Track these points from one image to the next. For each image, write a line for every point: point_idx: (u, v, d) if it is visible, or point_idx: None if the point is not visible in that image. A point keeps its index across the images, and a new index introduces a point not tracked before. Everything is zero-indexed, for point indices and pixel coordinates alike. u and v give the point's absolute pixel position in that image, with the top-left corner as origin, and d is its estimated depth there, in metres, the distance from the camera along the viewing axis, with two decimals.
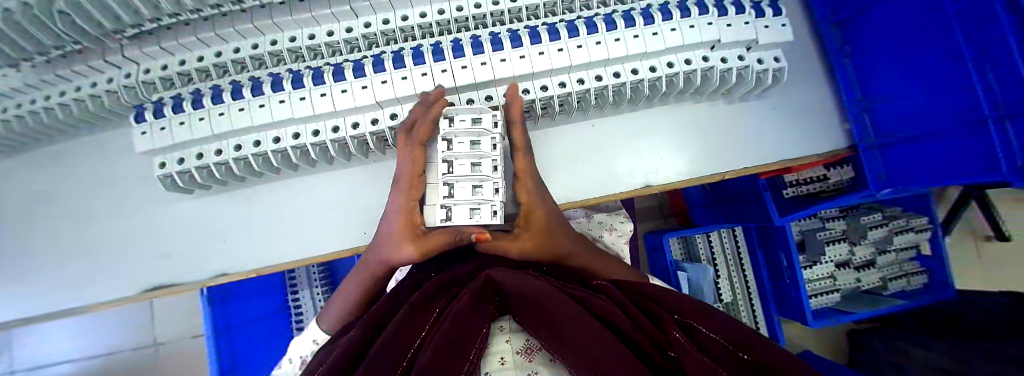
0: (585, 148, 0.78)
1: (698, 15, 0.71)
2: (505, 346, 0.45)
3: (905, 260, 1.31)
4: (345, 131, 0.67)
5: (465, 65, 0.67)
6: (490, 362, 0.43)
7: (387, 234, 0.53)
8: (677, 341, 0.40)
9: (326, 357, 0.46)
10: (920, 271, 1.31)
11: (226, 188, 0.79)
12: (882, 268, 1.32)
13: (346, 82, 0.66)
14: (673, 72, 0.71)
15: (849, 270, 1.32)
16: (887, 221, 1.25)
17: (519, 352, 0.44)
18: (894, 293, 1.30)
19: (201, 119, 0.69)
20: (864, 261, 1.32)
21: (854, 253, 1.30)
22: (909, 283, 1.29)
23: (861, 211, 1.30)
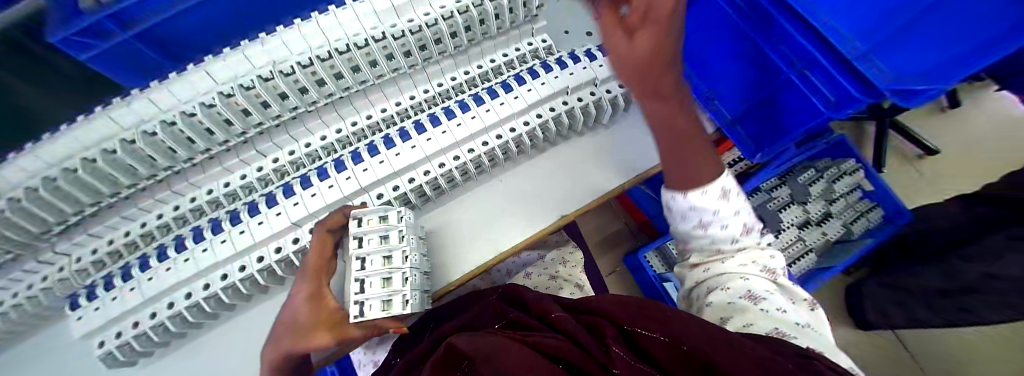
0: (497, 201, 0.87)
1: (546, 73, 0.87)
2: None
3: (856, 202, 1.44)
4: (269, 257, 0.72)
5: (365, 167, 0.77)
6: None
7: (293, 325, 0.58)
8: (621, 358, 0.45)
9: None
10: (873, 206, 1.42)
11: (171, 347, 0.80)
12: (840, 216, 1.42)
13: (262, 214, 0.74)
14: (543, 120, 0.82)
15: (813, 228, 1.41)
16: (821, 174, 1.45)
17: None
18: (861, 235, 1.38)
19: (133, 288, 0.73)
20: (821, 214, 1.43)
21: (808, 210, 1.42)
22: (867, 222, 1.40)
23: (796, 173, 1.49)
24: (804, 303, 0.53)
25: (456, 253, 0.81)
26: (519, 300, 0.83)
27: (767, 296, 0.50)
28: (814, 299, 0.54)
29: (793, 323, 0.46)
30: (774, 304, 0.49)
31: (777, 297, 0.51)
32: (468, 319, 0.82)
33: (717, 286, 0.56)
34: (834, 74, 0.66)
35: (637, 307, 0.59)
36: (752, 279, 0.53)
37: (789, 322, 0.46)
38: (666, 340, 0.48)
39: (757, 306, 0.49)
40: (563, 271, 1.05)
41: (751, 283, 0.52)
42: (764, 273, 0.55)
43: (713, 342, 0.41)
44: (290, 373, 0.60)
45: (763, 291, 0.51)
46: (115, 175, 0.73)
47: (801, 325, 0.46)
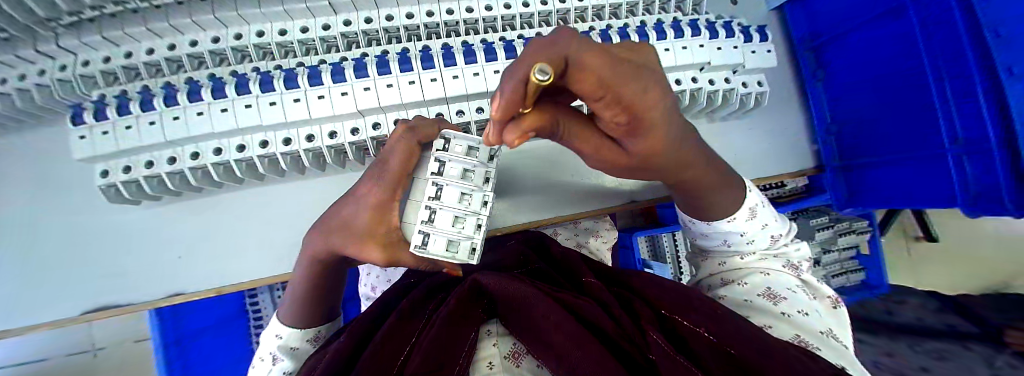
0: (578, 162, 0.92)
1: (691, 36, 0.71)
2: (492, 350, 0.47)
3: (846, 259, 1.39)
4: (322, 140, 0.65)
5: (456, 74, 0.64)
6: (478, 368, 0.45)
7: (347, 225, 0.51)
8: (660, 345, 0.41)
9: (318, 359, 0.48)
10: (858, 268, 1.39)
11: (182, 197, 0.72)
12: (825, 267, 1.37)
13: (324, 88, 0.62)
14: (680, 89, 0.71)
15: None
16: (833, 222, 1.35)
17: (507, 357, 0.46)
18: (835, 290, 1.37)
19: (153, 123, 0.63)
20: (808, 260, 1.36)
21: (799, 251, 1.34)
22: (846, 280, 1.37)
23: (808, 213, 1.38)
24: (827, 299, 0.52)
25: (534, 200, 0.90)
26: (545, 251, 0.76)
27: (788, 295, 0.49)
28: (839, 296, 0.52)
29: (816, 331, 0.44)
30: (795, 305, 0.47)
31: (799, 296, 0.50)
32: (486, 261, 0.73)
33: (734, 280, 0.55)
34: (996, 167, 0.58)
35: (678, 291, 0.54)
36: (773, 276, 0.53)
37: (812, 328, 0.44)
38: (710, 336, 0.44)
39: (776, 306, 0.48)
40: (591, 243, 0.97)
41: (770, 280, 0.52)
42: (783, 266, 0.55)
43: (763, 353, 0.38)
44: (327, 263, 0.56)
45: (783, 289, 0.50)
46: None
47: (823, 333, 0.44)
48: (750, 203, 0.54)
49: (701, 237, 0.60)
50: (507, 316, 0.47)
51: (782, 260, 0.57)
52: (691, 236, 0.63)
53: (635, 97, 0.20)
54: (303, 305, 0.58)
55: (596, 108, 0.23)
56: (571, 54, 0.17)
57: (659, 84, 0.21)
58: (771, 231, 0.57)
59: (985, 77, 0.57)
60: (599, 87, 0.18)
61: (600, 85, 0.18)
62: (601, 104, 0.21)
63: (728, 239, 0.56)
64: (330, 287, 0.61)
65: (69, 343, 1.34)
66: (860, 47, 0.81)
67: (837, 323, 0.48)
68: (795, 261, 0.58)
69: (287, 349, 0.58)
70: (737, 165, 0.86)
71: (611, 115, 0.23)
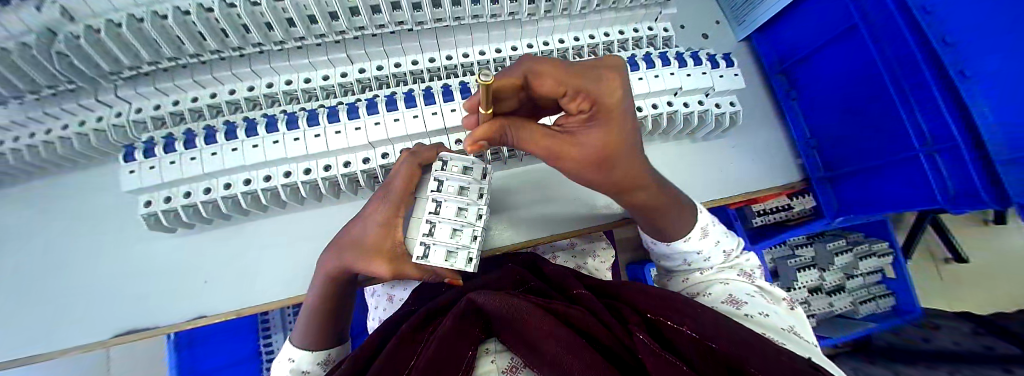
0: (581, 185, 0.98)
1: (662, 66, 0.80)
2: (489, 367, 0.51)
3: (872, 284, 1.46)
4: (337, 169, 0.73)
5: (454, 108, 0.73)
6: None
7: (358, 243, 0.57)
8: (646, 343, 0.43)
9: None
10: (887, 293, 1.45)
11: (210, 226, 0.81)
12: (852, 292, 1.45)
13: (340, 124, 0.71)
14: (657, 113, 0.79)
15: (822, 296, 1.45)
16: (851, 246, 1.41)
17: (504, 372, 0.50)
18: (866, 316, 1.42)
19: (193, 158, 0.73)
20: (834, 285, 1.45)
21: (824, 278, 1.43)
22: (877, 305, 1.42)
23: (827, 237, 1.46)
24: (784, 300, 0.56)
25: (546, 222, 0.94)
26: (541, 271, 0.79)
27: (749, 300, 0.53)
28: (793, 297, 0.56)
29: (778, 327, 0.47)
30: (756, 307, 0.51)
31: (759, 300, 0.54)
32: (486, 278, 0.77)
33: (699, 292, 0.59)
34: (967, 161, 0.63)
35: (660, 291, 0.56)
36: (733, 284, 0.57)
37: (774, 325, 0.48)
38: (694, 334, 0.45)
39: (739, 310, 0.52)
40: (589, 264, 1.01)
41: (731, 288, 0.56)
42: (739, 275, 0.59)
43: (742, 344, 0.41)
44: (340, 281, 0.61)
45: (743, 295, 0.54)
46: (184, 38, 0.68)
47: (786, 329, 0.48)
48: (702, 223, 0.59)
49: (664, 257, 0.64)
50: (500, 329, 0.50)
51: (736, 269, 0.61)
52: (657, 258, 0.68)
53: (583, 87, 0.36)
54: (316, 327, 0.61)
55: (565, 103, 0.39)
56: (534, 71, 0.36)
57: (611, 82, 0.38)
58: (724, 246, 0.61)
59: (940, 81, 0.64)
60: (560, 86, 0.36)
61: (557, 81, 0.36)
62: (565, 98, 0.38)
63: (687, 258, 0.61)
64: (341, 306, 0.65)
65: None
66: (823, 64, 0.89)
67: (799, 322, 0.51)
68: (748, 270, 0.62)
69: (298, 373, 0.61)
70: (725, 181, 0.90)
71: (572, 105, 0.39)
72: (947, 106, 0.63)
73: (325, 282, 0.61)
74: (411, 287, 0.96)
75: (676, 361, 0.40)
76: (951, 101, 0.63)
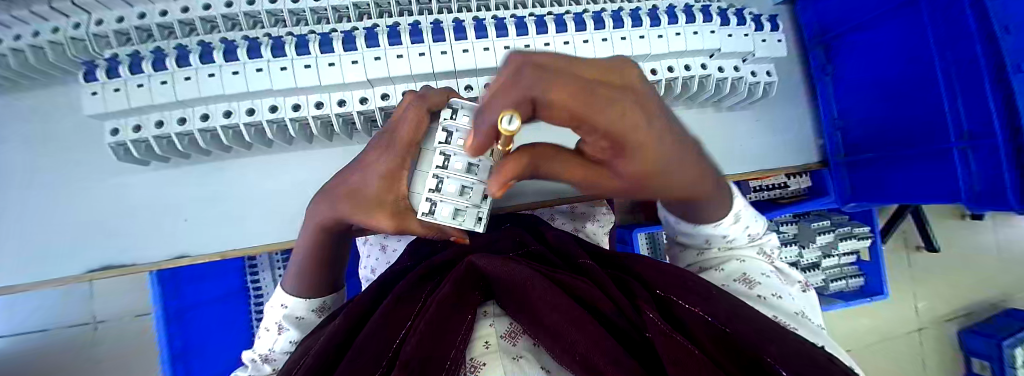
0: None
1: (703, 22, 0.71)
2: (488, 330, 0.45)
3: (846, 264, 1.51)
4: (330, 107, 0.65)
5: (466, 48, 0.64)
6: (475, 347, 0.42)
7: (355, 192, 0.50)
8: (655, 323, 0.40)
9: (313, 343, 0.48)
10: (857, 274, 1.51)
11: (187, 161, 0.73)
12: (826, 270, 1.50)
13: (335, 55, 0.62)
14: (689, 75, 0.72)
15: (797, 271, 1.49)
16: (834, 227, 1.45)
17: (503, 336, 0.44)
18: (833, 294, 1.48)
19: (163, 82, 0.63)
20: (810, 262, 1.49)
21: (802, 255, 1.47)
22: (847, 285, 1.49)
23: (812, 217, 1.50)
24: (797, 283, 0.56)
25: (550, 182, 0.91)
26: (541, 235, 0.76)
27: (763, 280, 0.52)
28: (807, 281, 0.56)
29: (791, 312, 0.48)
30: (770, 289, 0.50)
31: (773, 280, 0.52)
32: (485, 237, 0.74)
33: (711, 267, 0.57)
34: (1002, 165, 0.58)
35: (668, 269, 0.53)
36: (748, 262, 0.55)
37: (786, 309, 0.48)
38: (705, 315, 0.43)
39: (752, 290, 0.51)
40: (588, 228, 0.99)
41: (747, 266, 0.54)
42: (756, 253, 0.57)
43: (756, 331, 0.39)
44: (332, 231, 0.56)
45: (759, 275, 0.53)
46: None
47: (796, 314, 0.48)
48: (737, 209, 0.53)
49: (683, 235, 0.58)
50: (503, 295, 0.46)
51: (755, 248, 0.59)
52: (669, 232, 0.62)
53: (603, 127, 0.20)
54: (311, 280, 0.59)
55: (581, 134, 0.24)
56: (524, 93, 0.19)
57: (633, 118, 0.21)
58: (750, 230, 0.57)
59: (991, 74, 0.58)
60: (571, 119, 0.20)
61: (572, 113, 0.19)
62: (577, 129, 0.23)
63: (711, 240, 0.56)
64: (337, 258, 0.62)
65: (66, 311, 1.35)
66: (869, 40, 0.81)
67: (806, 305, 0.51)
68: (767, 249, 0.60)
69: (293, 319, 0.59)
70: (742, 157, 0.87)
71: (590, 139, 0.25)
72: (992, 106, 0.58)
73: (317, 233, 0.56)
74: (405, 240, 0.93)
75: (686, 342, 0.37)
76: (1000, 100, 0.57)
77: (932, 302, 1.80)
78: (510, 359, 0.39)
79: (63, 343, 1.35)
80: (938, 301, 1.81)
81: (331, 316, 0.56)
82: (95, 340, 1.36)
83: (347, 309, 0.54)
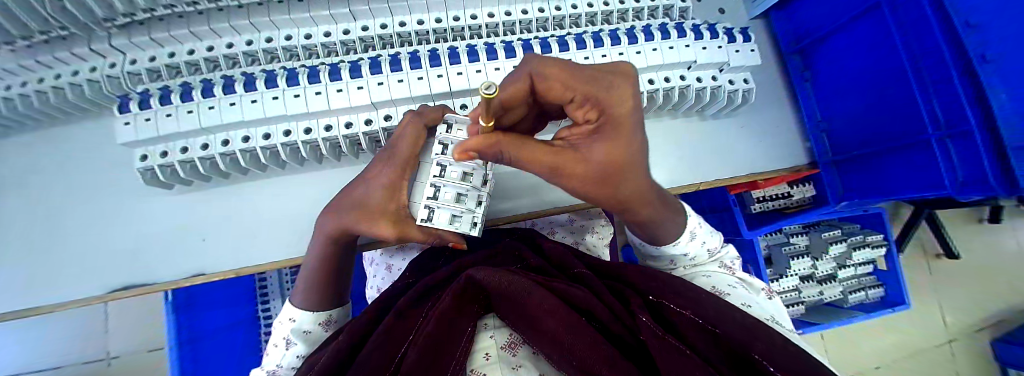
0: None
1: (677, 37, 0.77)
2: (488, 343, 0.48)
3: (863, 275, 1.49)
4: (339, 130, 0.71)
5: (460, 72, 0.71)
6: (476, 360, 0.46)
7: (362, 204, 0.55)
8: (649, 326, 0.42)
9: (320, 357, 0.52)
10: (876, 284, 1.48)
11: (207, 184, 0.79)
12: (842, 282, 1.49)
13: (343, 82, 0.69)
14: (669, 87, 0.77)
15: (813, 284, 1.49)
16: (845, 237, 1.41)
17: (502, 347, 0.47)
18: (853, 306, 1.45)
19: (189, 111, 0.71)
20: (825, 274, 1.49)
21: (817, 267, 1.45)
22: (868, 295, 1.44)
23: (822, 227, 1.48)
24: (762, 291, 0.57)
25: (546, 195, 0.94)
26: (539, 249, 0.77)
27: (730, 291, 0.53)
28: (770, 288, 0.57)
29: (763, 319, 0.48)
30: (738, 299, 0.51)
31: (739, 290, 0.54)
32: (484, 251, 0.76)
33: None
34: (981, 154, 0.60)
35: (661, 275, 0.55)
36: (713, 277, 0.57)
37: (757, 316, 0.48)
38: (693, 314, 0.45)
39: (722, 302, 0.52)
40: (587, 240, 1.01)
41: (713, 280, 0.56)
42: (719, 268, 0.60)
43: (745, 330, 0.40)
44: (340, 242, 0.60)
45: (725, 286, 0.55)
46: None
47: (768, 319, 0.48)
48: (692, 226, 0.57)
49: (650, 258, 0.64)
50: (499, 306, 0.47)
51: (716, 263, 0.62)
52: (641, 257, 0.67)
53: (590, 93, 0.35)
54: (316, 291, 0.62)
55: (575, 108, 0.38)
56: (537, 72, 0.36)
57: (618, 90, 0.35)
58: (709, 245, 0.61)
59: (960, 68, 0.61)
60: (565, 89, 0.35)
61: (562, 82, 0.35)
62: (572, 102, 0.37)
63: (675, 259, 0.60)
64: (342, 269, 0.65)
65: (81, 344, 1.38)
66: (840, 46, 0.86)
67: (776, 312, 0.52)
68: (727, 262, 0.62)
69: (301, 333, 0.61)
70: (731, 163, 0.90)
71: (578, 113, 0.38)
72: (966, 98, 0.60)
73: (325, 245, 0.61)
74: (410, 257, 0.96)
75: (677, 343, 0.39)
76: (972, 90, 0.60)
77: (958, 311, 1.72)
78: (509, 370, 0.43)
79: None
80: (962, 308, 1.74)
81: (335, 333, 0.59)
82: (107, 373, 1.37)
83: (350, 326, 0.56)
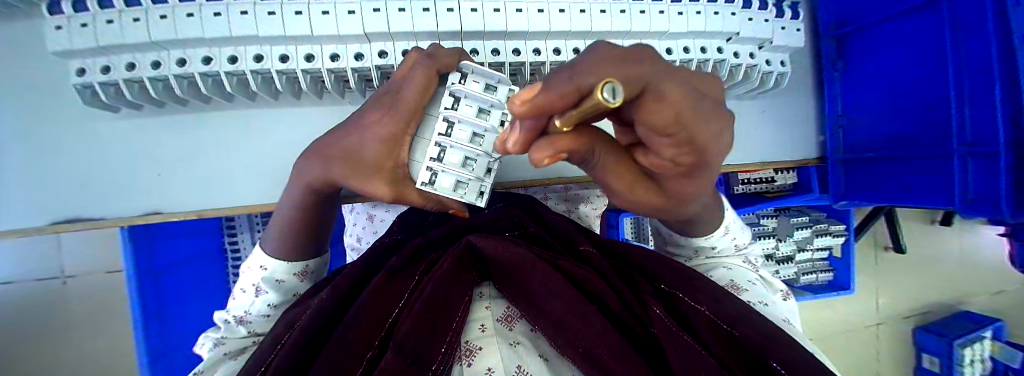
0: None
1: (725, 2, 0.67)
2: (484, 313, 0.42)
3: (818, 259, 1.57)
4: (323, 62, 0.60)
5: (475, 7, 0.60)
6: (470, 330, 0.40)
7: (352, 155, 0.46)
8: (662, 319, 0.40)
9: (298, 314, 0.47)
10: (828, 269, 1.57)
11: (162, 110, 0.68)
12: (799, 264, 1.56)
13: (330, 3, 0.57)
14: (704, 59, 0.70)
15: (772, 262, 1.53)
16: (811, 223, 1.49)
17: (499, 320, 0.41)
18: (801, 285, 1.57)
19: (136, 19, 0.57)
20: (784, 255, 1.53)
21: (779, 248, 1.50)
22: (816, 278, 1.56)
23: (790, 212, 1.53)
24: (779, 292, 0.57)
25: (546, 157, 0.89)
26: (539, 218, 0.74)
27: (748, 287, 0.53)
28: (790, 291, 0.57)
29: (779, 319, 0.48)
30: (756, 296, 0.51)
31: (757, 288, 0.54)
32: (485, 214, 0.72)
33: None
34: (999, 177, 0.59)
35: (671, 263, 0.54)
36: (734, 270, 0.56)
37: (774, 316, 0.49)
38: (711, 315, 0.43)
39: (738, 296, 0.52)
40: (580, 210, 1.00)
41: (733, 273, 0.56)
42: (743, 262, 0.59)
43: (764, 335, 0.40)
44: (323, 193, 0.53)
45: (745, 281, 0.54)
46: None
47: (783, 321, 0.49)
48: (727, 222, 0.54)
49: (673, 245, 0.60)
50: (502, 280, 0.43)
51: (741, 257, 0.61)
52: (660, 241, 0.65)
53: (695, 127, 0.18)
54: (297, 244, 0.56)
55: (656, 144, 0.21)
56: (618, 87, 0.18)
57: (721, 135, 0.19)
58: (738, 240, 0.59)
59: (1005, 86, 0.57)
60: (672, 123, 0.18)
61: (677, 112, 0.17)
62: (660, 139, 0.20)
63: (699, 249, 0.58)
64: (325, 220, 0.60)
65: (30, 266, 1.28)
66: (885, 36, 0.79)
67: (789, 313, 0.53)
68: (751, 259, 0.62)
69: (273, 282, 0.56)
70: (742, 148, 0.86)
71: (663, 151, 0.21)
72: (1002, 119, 0.57)
73: (307, 196, 0.53)
74: (395, 210, 0.90)
75: (692, 342, 0.38)
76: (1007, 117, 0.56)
77: (890, 299, 1.92)
78: (508, 344, 0.38)
79: (30, 300, 1.29)
80: (897, 300, 1.93)
81: (316, 288, 0.54)
82: (65, 297, 1.31)
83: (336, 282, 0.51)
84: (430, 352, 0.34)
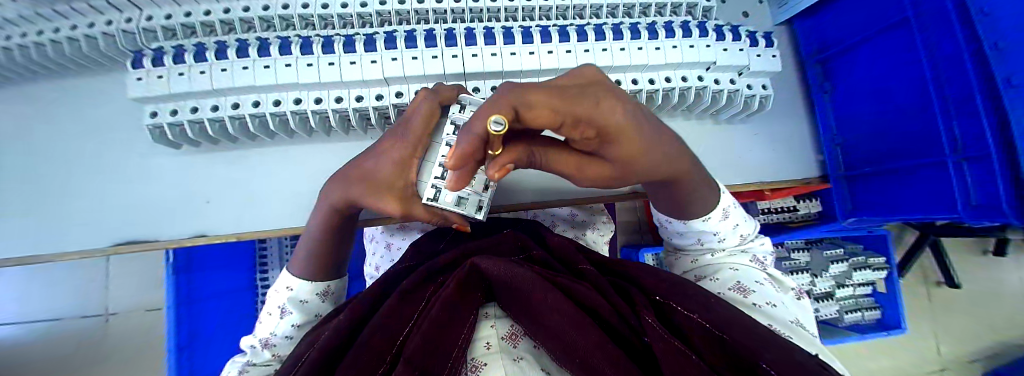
0: None
1: (699, 37, 0.75)
2: (489, 332, 0.46)
3: (862, 296, 1.46)
4: (349, 102, 0.70)
5: (475, 53, 0.70)
6: (476, 349, 0.43)
7: (368, 176, 0.54)
8: (654, 328, 0.41)
9: (317, 336, 0.51)
10: (874, 306, 1.46)
11: (214, 146, 0.79)
12: (841, 301, 1.45)
13: (356, 54, 0.69)
14: (685, 87, 0.76)
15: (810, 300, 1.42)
16: (847, 256, 1.41)
17: (504, 338, 0.45)
18: (847, 325, 1.44)
19: (202, 72, 0.70)
20: (823, 292, 1.43)
21: (815, 283, 1.41)
22: (862, 317, 1.43)
23: (824, 245, 1.46)
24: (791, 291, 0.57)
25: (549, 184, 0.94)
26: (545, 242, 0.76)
27: (757, 289, 0.53)
28: (801, 290, 0.57)
29: (789, 322, 0.48)
30: (764, 297, 0.51)
31: (766, 288, 0.54)
32: (483, 242, 0.74)
33: (706, 275, 0.59)
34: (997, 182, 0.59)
35: (666, 277, 0.55)
36: (741, 270, 0.57)
37: (783, 319, 0.48)
38: (702, 321, 0.44)
39: (746, 298, 0.52)
40: (588, 236, 1.00)
41: (740, 275, 0.56)
42: (750, 260, 0.59)
43: (756, 339, 0.39)
44: (342, 213, 0.60)
45: (751, 282, 0.54)
46: None
47: (795, 324, 0.48)
48: (723, 205, 0.56)
49: (675, 235, 0.62)
50: (501, 295, 0.46)
51: (748, 253, 0.61)
52: (666, 235, 0.65)
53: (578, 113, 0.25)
54: (317, 262, 0.62)
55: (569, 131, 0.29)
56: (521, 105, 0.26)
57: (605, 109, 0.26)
58: (740, 230, 0.60)
59: (985, 94, 0.59)
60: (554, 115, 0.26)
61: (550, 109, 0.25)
62: (563, 126, 0.28)
63: (702, 238, 0.59)
64: (343, 241, 0.66)
65: (81, 301, 1.40)
66: (866, 59, 0.84)
67: (803, 315, 0.53)
68: (759, 255, 0.61)
69: (297, 302, 0.61)
70: (741, 169, 0.88)
71: (574, 133, 0.28)
72: (988, 124, 0.59)
73: (329, 217, 0.60)
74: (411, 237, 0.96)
75: (684, 348, 0.38)
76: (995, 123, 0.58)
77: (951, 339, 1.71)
78: (510, 359, 0.41)
79: (76, 335, 1.39)
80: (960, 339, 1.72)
81: (335, 312, 0.58)
82: (106, 332, 1.40)
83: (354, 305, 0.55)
84: (434, 367, 0.36)
